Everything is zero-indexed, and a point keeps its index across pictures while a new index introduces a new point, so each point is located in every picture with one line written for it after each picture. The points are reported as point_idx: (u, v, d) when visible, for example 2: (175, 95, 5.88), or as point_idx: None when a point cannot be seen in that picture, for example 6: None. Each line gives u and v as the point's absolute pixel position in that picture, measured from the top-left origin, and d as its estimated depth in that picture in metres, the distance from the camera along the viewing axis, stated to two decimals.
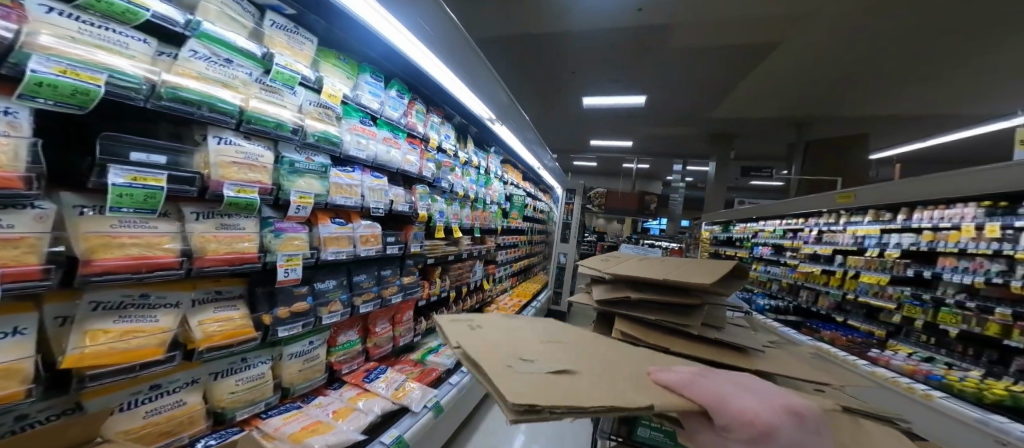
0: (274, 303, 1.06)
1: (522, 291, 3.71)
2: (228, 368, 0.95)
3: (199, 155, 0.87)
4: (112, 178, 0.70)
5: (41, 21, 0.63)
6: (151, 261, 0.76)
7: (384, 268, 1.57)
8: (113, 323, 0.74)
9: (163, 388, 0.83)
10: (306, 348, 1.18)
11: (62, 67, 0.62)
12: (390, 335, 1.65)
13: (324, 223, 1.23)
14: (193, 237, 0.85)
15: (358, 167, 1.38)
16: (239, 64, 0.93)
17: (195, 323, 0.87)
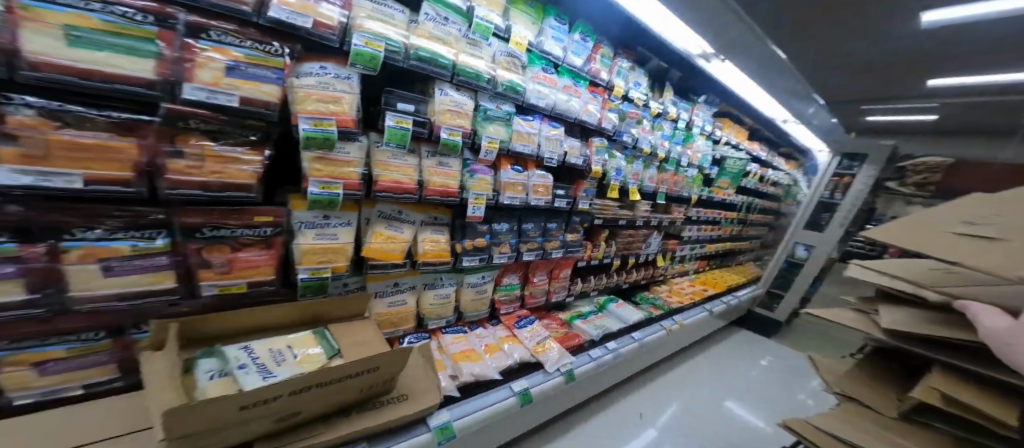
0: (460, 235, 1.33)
1: (712, 279, 3.28)
2: (433, 283, 1.34)
3: (426, 104, 1.11)
4: (387, 121, 1.01)
5: (354, 5, 0.91)
6: (404, 186, 1.08)
7: (551, 220, 1.63)
8: (385, 228, 1.12)
9: (401, 285, 1.26)
10: (480, 280, 1.47)
11: (366, 40, 0.89)
12: (546, 288, 1.78)
13: (505, 169, 1.36)
14: (423, 170, 1.14)
15: (538, 116, 1.40)
16: (453, 21, 1.07)
17: (420, 240, 1.20)
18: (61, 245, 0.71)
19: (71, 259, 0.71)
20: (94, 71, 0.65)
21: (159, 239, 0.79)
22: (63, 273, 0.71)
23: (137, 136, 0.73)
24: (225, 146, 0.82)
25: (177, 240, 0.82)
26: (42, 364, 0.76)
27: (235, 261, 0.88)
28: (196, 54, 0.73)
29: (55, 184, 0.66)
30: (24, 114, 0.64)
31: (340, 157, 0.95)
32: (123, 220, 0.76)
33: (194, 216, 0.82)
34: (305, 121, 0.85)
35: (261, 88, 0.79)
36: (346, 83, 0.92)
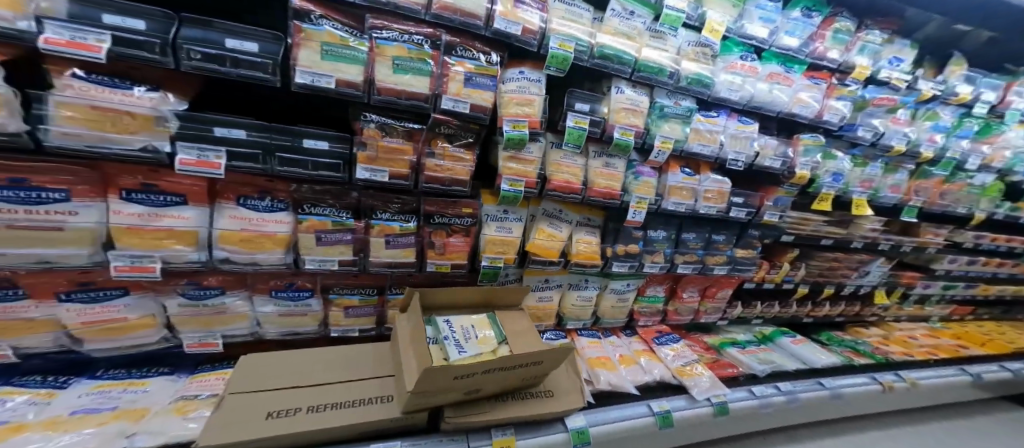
0: (616, 239, 1.41)
1: (974, 335, 2.30)
2: (579, 285, 1.54)
3: (603, 100, 1.14)
4: (569, 122, 1.09)
5: (553, 9, 1.04)
6: (570, 186, 1.17)
7: (718, 232, 1.56)
8: (547, 226, 1.27)
9: (551, 283, 1.49)
10: (623, 288, 1.62)
11: (561, 42, 1.00)
12: (694, 307, 1.84)
13: (673, 172, 1.30)
14: (590, 169, 1.22)
15: (724, 111, 1.23)
16: (639, 14, 1.06)
17: (575, 240, 1.32)
18: (371, 222, 1.00)
19: (373, 233, 1.00)
20: (402, 90, 0.93)
21: (410, 222, 1.05)
22: (367, 244, 1.01)
23: (414, 141, 1.00)
24: (455, 148, 1.04)
25: (420, 224, 1.07)
26: (346, 309, 1.04)
27: (449, 245, 1.09)
28: (449, 70, 0.97)
29: (378, 178, 0.96)
30: (369, 127, 0.95)
31: (526, 157, 1.11)
32: (398, 206, 1.04)
33: (435, 206, 1.06)
34: (508, 123, 1.03)
35: (483, 95, 1.00)
36: (539, 87, 1.07)
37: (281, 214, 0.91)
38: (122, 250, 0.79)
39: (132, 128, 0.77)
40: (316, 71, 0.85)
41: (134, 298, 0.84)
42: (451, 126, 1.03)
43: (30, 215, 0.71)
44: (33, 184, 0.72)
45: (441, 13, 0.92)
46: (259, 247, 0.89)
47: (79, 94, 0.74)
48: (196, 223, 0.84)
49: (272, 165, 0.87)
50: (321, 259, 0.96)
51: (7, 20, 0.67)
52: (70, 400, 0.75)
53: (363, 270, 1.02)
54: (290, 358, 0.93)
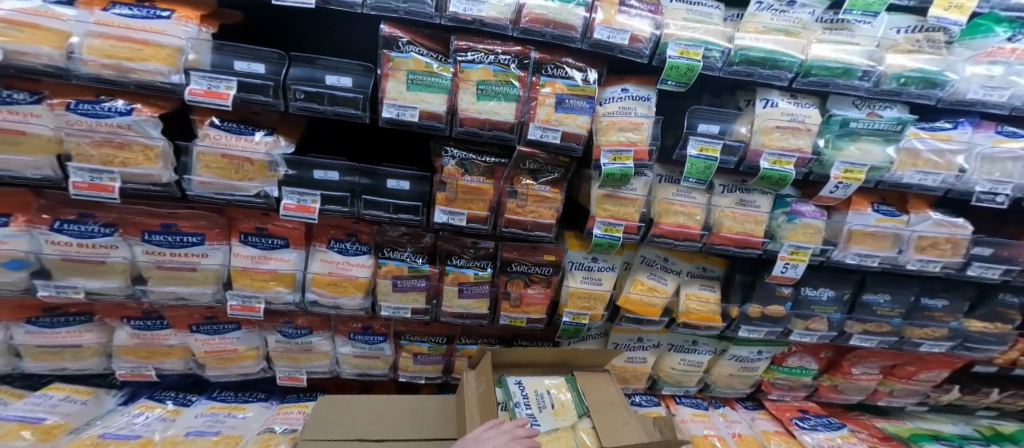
0: (748, 297, 1.09)
1: None
2: (685, 347, 1.24)
3: (740, 118, 0.86)
4: (689, 150, 0.84)
5: (668, 12, 0.84)
6: (689, 232, 0.93)
7: (935, 296, 1.11)
8: (646, 277, 1.06)
9: (645, 342, 1.23)
10: (752, 355, 1.25)
11: (681, 49, 0.77)
12: (870, 386, 1.33)
13: (862, 211, 0.97)
14: (715, 212, 0.94)
15: (968, 120, 0.91)
16: (806, 4, 0.86)
17: (683, 296, 1.07)
18: (445, 268, 0.94)
19: (447, 281, 0.94)
20: (485, 119, 0.81)
21: (486, 269, 0.96)
22: (440, 291, 0.95)
23: (496, 178, 0.88)
24: (541, 185, 0.89)
25: (496, 272, 0.97)
26: (415, 355, 1.02)
27: (525, 297, 0.98)
28: (538, 93, 0.83)
29: (455, 221, 0.87)
30: (450, 164, 0.87)
31: (629, 196, 0.90)
32: (473, 252, 0.96)
33: (513, 253, 0.96)
34: (606, 155, 0.82)
35: (577, 120, 0.82)
36: (647, 106, 0.86)
37: (364, 258, 0.91)
38: (237, 289, 0.86)
39: (250, 174, 0.82)
40: (401, 104, 0.80)
41: (243, 331, 0.92)
42: (539, 160, 0.89)
43: (174, 256, 0.82)
44: (178, 228, 0.83)
45: (528, 27, 0.78)
46: (343, 291, 0.90)
47: (211, 142, 0.81)
48: (294, 266, 0.88)
49: (357, 206, 0.86)
50: (396, 306, 0.94)
51: (164, 75, 0.76)
52: (189, 421, 0.84)
53: (433, 319, 0.98)
54: (361, 409, 0.90)
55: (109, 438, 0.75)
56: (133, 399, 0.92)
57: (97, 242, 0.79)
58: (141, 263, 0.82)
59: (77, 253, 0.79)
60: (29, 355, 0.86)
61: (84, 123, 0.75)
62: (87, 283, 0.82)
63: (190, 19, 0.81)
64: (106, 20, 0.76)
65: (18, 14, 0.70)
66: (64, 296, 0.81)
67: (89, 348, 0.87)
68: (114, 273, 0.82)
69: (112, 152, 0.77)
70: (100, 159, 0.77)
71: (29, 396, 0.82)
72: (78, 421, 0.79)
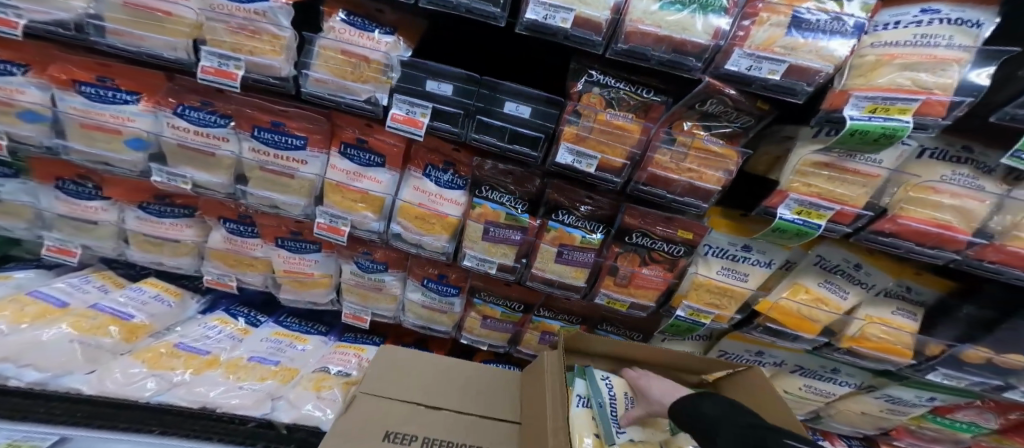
0: (971, 338, 0.76)
1: None
2: (823, 374, 0.92)
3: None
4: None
5: None
6: (950, 234, 0.58)
7: None
8: (813, 283, 0.76)
9: (765, 358, 0.92)
10: (914, 399, 0.88)
11: None
12: None
13: None
14: (1012, 209, 0.58)
15: None
16: None
17: (862, 318, 0.76)
18: (547, 223, 0.75)
19: (546, 239, 0.76)
20: (666, 38, 0.56)
21: (597, 233, 0.75)
22: (534, 248, 0.78)
23: (648, 119, 0.67)
24: (711, 137, 0.66)
25: (607, 239, 0.76)
26: (485, 319, 0.88)
27: (637, 277, 0.77)
28: (759, 7, 0.56)
29: (581, 167, 0.67)
30: (591, 92, 0.67)
31: (864, 168, 0.60)
32: (586, 210, 0.76)
33: (635, 219, 0.74)
34: (854, 105, 0.53)
35: (822, 49, 0.54)
36: (970, 34, 0.52)
37: (457, 194, 0.76)
38: (326, 206, 0.79)
39: (365, 76, 0.69)
40: (553, 1, 0.57)
41: (323, 255, 0.88)
42: (722, 101, 0.64)
43: (276, 158, 0.77)
44: (285, 128, 0.76)
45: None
46: (429, 228, 0.78)
47: (336, 38, 0.69)
48: (385, 190, 0.77)
49: (467, 130, 0.70)
50: (481, 257, 0.79)
51: None
52: (253, 343, 0.93)
53: (519, 280, 0.82)
54: (421, 367, 0.82)
55: (183, 348, 0.85)
56: (211, 309, 1.01)
57: (211, 132, 0.77)
58: (247, 161, 0.78)
59: (191, 141, 0.77)
60: (145, 239, 0.90)
61: (225, 6, 0.68)
62: (196, 174, 0.80)
63: None
64: None
65: None
66: (176, 184, 0.80)
67: (187, 245, 0.90)
68: (221, 168, 0.79)
69: (244, 40, 0.69)
70: (232, 45, 0.69)
71: (129, 286, 0.95)
72: (160, 325, 0.90)
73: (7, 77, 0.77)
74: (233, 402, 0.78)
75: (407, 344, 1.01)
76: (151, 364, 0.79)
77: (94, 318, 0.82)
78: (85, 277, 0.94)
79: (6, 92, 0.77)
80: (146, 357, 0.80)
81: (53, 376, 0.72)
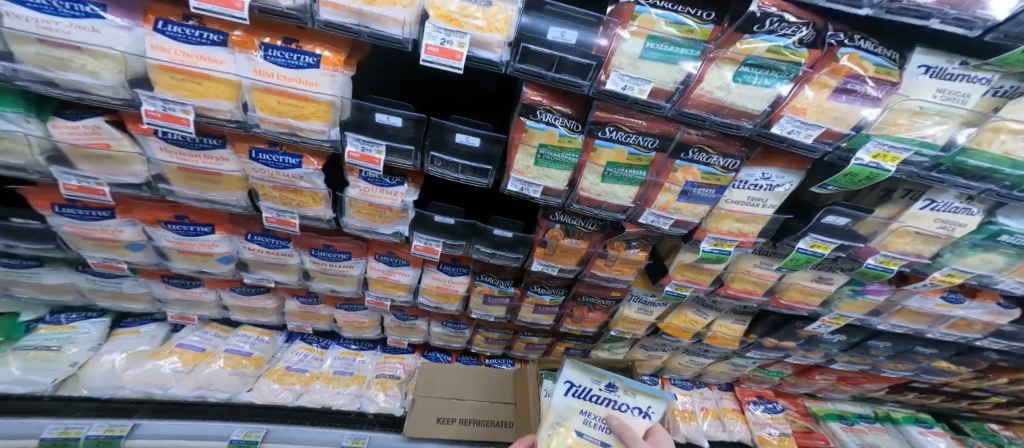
0: (769, 332, 1.30)
1: None
2: (695, 353, 1.50)
3: (867, 220, 0.87)
4: (800, 244, 0.91)
5: (912, 89, 0.64)
6: (751, 295, 1.11)
7: (927, 346, 1.30)
8: (692, 313, 1.28)
9: (666, 347, 1.47)
10: (745, 363, 1.51)
11: (875, 150, 0.69)
12: (823, 386, 1.69)
13: (927, 297, 1.05)
14: (785, 285, 1.08)
15: None
16: None
17: (717, 327, 1.32)
18: (526, 292, 1.19)
19: (527, 301, 1.21)
20: (604, 198, 0.91)
21: (560, 295, 1.20)
22: (519, 306, 1.25)
23: (592, 242, 1.03)
24: (631, 250, 1.04)
25: (567, 298, 1.23)
26: (487, 338, 1.39)
27: (585, 316, 1.27)
28: (665, 178, 0.86)
29: (549, 268, 1.09)
30: (555, 227, 1.01)
31: (709, 269, 1.06)
32: (553, 283, 1.18)
33: (585, 290, 1.18)
34: (708, 242, 0.94)
35: (695, 209, 0.90)
36: (780, 195, 0.87)
37: (462, 277, 1.16)
38: (373, 291, 1.20)
39: (389, 218, 0.99)
40: (526, 179, 0.88)
41: (368, 310, 1.30)
42: (637, 235, 1.02)
43: (331, 266, 1.11)
44: (334, 248, 1.07)
45: (688, 110, 0.74)
46: (445, 299, 1.22)
47: (361, 193, 0.92)
48: (412, 278, 1.15)
49: (472, 245, 1.05)
50: (484, 313, 1.26)
51: (326, 133, 0.78)
52: (332, 360, 1.47)
53: (512, 320, 1.30)
54: (448, 375, 1.36)
55: (292, 369, 1.40)
56: (291, 338, 1.54)
57: (279, 250, 1.09)
58: (310, 267, 1.13)
59: (260, 257, 1.10)
60: (240, 306, 1.32)
61: (268, 171, 0.87)
62: (273, 275, 1.17)
63: (337, 64, 0.69)
64: (260, 66, 0.68)
65: (186, 62, 0.66)
66: (264, 283, 1.19)
67: (272, 309, 1.34)
68: (292, 270, 1.16)
69: (291, 195, 0.93)
70: (282, 200, 0.94)
71: (235, 332, 1.47)
72: (267, 354, 1.45)
73: (104, 220, 1.02)
74: (337, 401, 1.35)
75: (432, 350, 1.56)
76: (280, 381, 1.36)
77: (233, 357, 1.38)
78: (203, 329, 1.45)
79: (109, 232, 1.04)
80: (276, 377, 1.36)
81: (233, 394, 1.32)
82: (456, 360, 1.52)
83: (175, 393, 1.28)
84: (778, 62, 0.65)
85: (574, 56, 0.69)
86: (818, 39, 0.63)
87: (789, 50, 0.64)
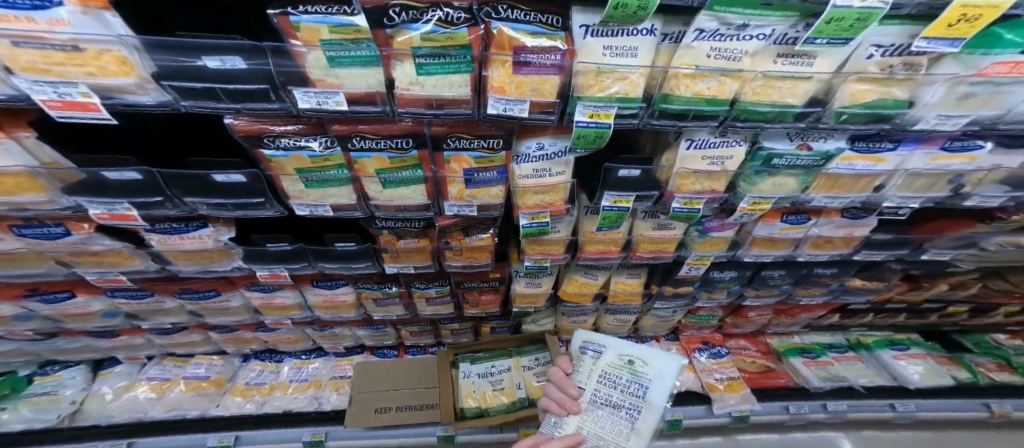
0: (664, 279, 1.44)
1: None
2: (615, 312, 1.59)
3: (658, 170, 1.00)
4: (603, 201, 1.04)
5: (583, 50, 0.71)
6: (609, 253, 1.26)
7: (825, 267, 1.44)
8: (580, 277, 1.36)
9: (586, 311, 1.56)
10: (668, 313, 1.63)
11: (591, 111, 0.77)
12: (764, 319, 1.77)
13: (768, 223, 1.20)
14: (636, 230, 1.21)
15: (914, 140, 0.97)
16: (762, 27, 0.70)
17: (613, 283, 1.40)
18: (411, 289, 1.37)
19: (415, 296, 1.41)
20: (398, 202, 0.98)
21: (444, 286, 1.38)
22: (412, 302, 1.47)
23: (430, 237, 1.15)
24: (474, 238, 1.14)
25: (452, 285, 1.38)
26: (409, 332, 1.67)
27: (479, 300, 1.43)
28: (445, 170, 0.90)
29: (404, 269, 1.26)
30: (384, 232, 1.13)
31: (552, 238, 1.18)
32: (427, 280, 1.36)
33: (463, 278, 1.33)
34: (525, 217, 1.04)
35: (491, 192, 0.96)
36: (559, 162, 0.94)
37: (343, 288, 1.38)
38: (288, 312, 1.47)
39: (215, 257, 1.20)
40: (308, 201, 0.96)
41: (295, 326, 1.63)
42: (454, 226, 1.11)
43: (208, 303, 1.40)
44: (195, 289, 1.35)
45: (413, 109, 0.74)
46: (338, 309, 1.49)
47: (162, 243, 1.09)
48: (296, 299, 1.43)
49: (317, 264, 1.23)
50: (384, 313, 1.52)
51: (53, 201, 0.90)
52: (286, 371, 1.76)
53: (416, 313, 1.52)
54: (382, 370, 1.57)
55: (251, 384, 1.69)
56: (247, 358, 1.84)
57: (146, 299, 1.37)
58: (232, 300, 1.42)
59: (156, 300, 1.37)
60: (169, 342, 1.66)
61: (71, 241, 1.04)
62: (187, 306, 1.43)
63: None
64: None
65: None
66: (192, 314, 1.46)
67: (199, 341, 1.69)
68: (174, 311, 1.47)
69: (94, 257, 1.13)
70: (109, 262, 1.15)
71: (193, 361, 1.76)
72: (227, 373, 1.75)
73: None
74: (296, 405, 1.63)
75: (380, 349, 1.82)
76: (244, 395, 1.65)
77: (192, 383, 1.67)
78: (164, 363, 1.75)
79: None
80: (241, 392, 1.65)
81: (204, 410, 1.62)
82: (401, 353, 1.79)
83: (153, 415, 1.59)
84: (441, 48, 0.65)
85: (247, 83, 0.65)
86: (473, 16, 0.65)
87: (445, 35, 0.64)
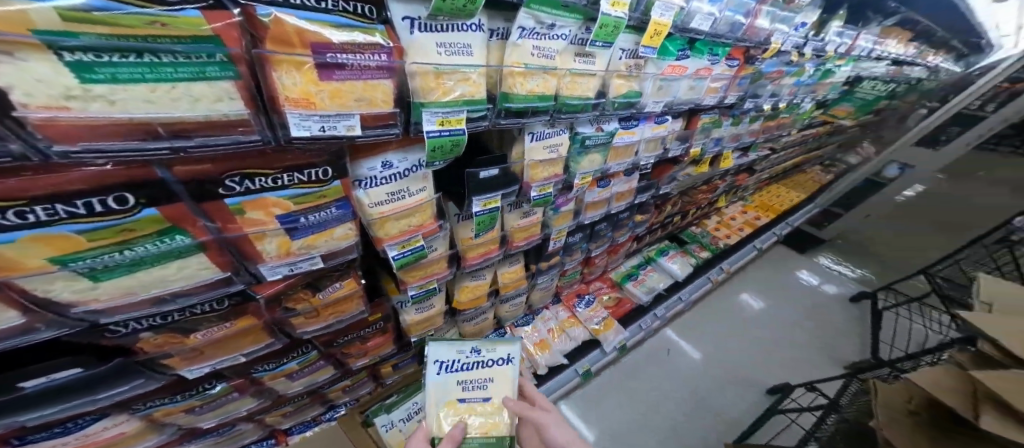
0: (535, 255, 1.53)
1: (764, 203, 3.48)
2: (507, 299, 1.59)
3: (512, 168, 1.03)
4: (474, 208, 1.01)
5: (413, 45, 0.65)
6: (491, 252, 1.24)
7: (625, 212, 1.86)
8: (471, 282, 1.29)
9: (484, 309, 1.48)
10: (548, 279, 1.71)
11: (441, 118, 0.72)
12: (603, 263, 2.13)
13: (592, 190, 1.45)
14: (510, 221, 1.24)
15: (643, 119, 1.37)
16: (563, 27, 0.84)
17: (499, 275, 1.39)
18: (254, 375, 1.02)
19: (266, 380, 1.05)
20: (159, 290, 0.63)
21: (307, 352, 1.07)
22: (259, 386, 1.07)
23: (255, 316, 0.83)
24: (327, 288, 0.89)
25: (320, 346, 1.08)
26: (283, 415, 1.31)
27: (364, 347, 1.19)
28: (233, 222, 0.62)
29: (227, 363, 0.87)
30: (149, 337, 0.72)
31: (432, 255, 1.05)
32: (273, 360, 1.02)
33: (328, 336, 1.05)
34: (393, 250, 0.88)
35: (336, 232, 0.75)
36: (415, 178, 0.83)
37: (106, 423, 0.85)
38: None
39: None
40: None
41: None
42: (293, 286, 0.84)
43: None
44: None
45: (97, 141, 0.43)
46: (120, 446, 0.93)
47: None
48: None
49: None
50: (219, 416, 1.07)
51: None
52: None
53: (277, 394, 1.15)
54: None
55: None
56: None
57: None
58: None
59: None
60: None
61: None
62: None
63: None
64: None
65: None
66: None
67: None
68: None
69: None
70: None
71: None
72: None
73: None
74: None
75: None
76: None
77: None
78: None
79: None
80: None
81: None
82: (281, 439, 1.43)
83: None
84: (136, 38, 0.41)
85: None
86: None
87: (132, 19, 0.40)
